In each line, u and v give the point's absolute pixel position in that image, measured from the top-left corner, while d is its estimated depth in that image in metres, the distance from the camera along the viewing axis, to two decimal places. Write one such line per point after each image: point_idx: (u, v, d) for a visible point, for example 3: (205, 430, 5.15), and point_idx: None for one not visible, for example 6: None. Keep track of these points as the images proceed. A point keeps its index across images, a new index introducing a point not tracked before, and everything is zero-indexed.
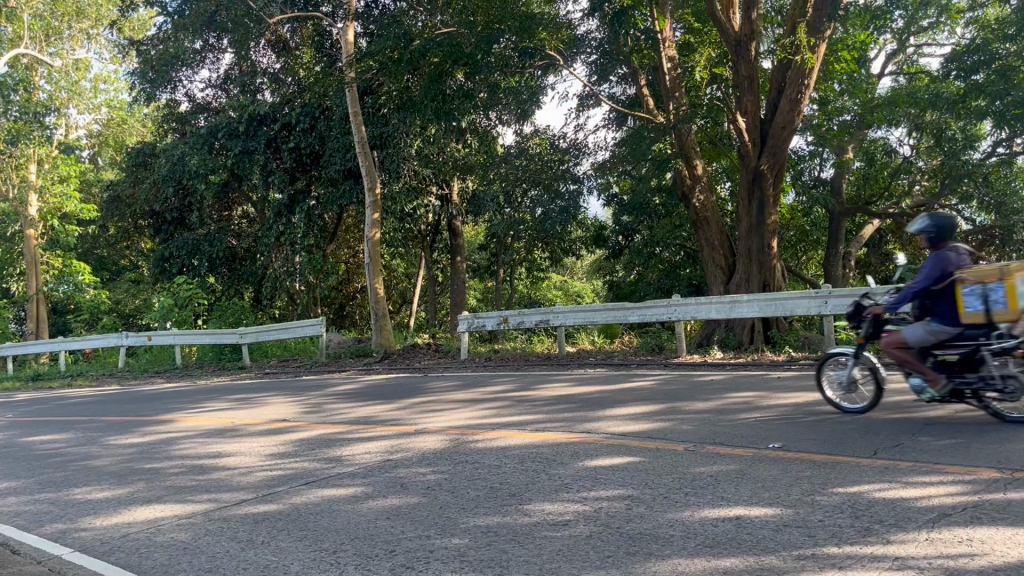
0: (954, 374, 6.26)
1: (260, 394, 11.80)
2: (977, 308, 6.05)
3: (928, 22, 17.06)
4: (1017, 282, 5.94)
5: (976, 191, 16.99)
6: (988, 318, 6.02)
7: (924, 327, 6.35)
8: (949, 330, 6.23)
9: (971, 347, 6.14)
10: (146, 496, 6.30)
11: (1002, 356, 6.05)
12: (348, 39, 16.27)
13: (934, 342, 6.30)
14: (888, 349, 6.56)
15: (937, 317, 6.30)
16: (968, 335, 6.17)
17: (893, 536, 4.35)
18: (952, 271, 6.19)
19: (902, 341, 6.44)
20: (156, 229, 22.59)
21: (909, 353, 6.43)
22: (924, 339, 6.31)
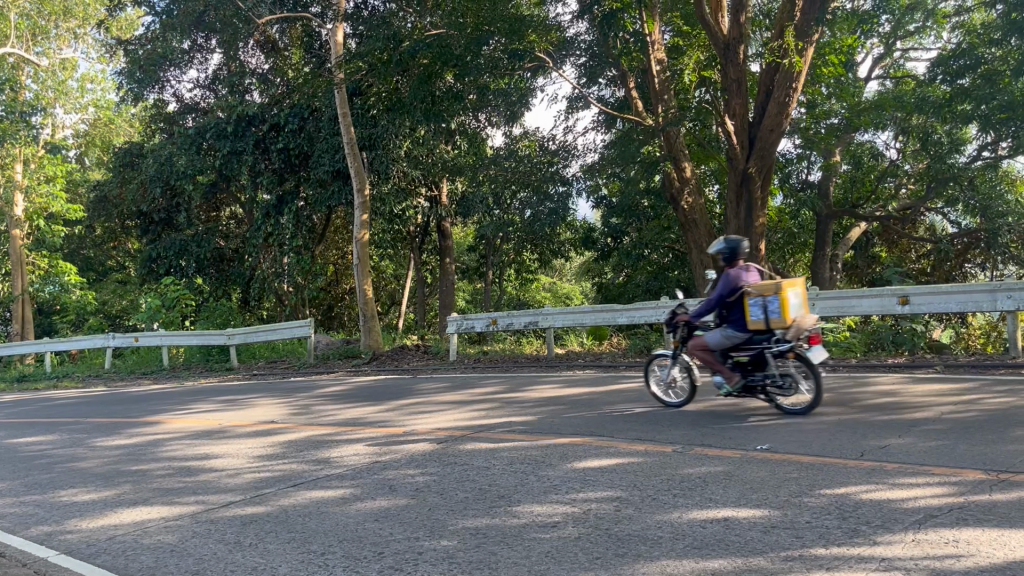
0: (747, 372, 7.56)
1: (247, 395, 11.76)
2: (759, 316, 7.33)
3: (915, 27, 17.17)
4: (789, 296, 7.20)
5: (961, 194, 17.13)
6: (767, 325, 7.30)
7: (722, 332, 7.63)
8: (740, 335, 7.51)
9: (757, 349, 7.42)
10: (133, 498, 6.26)
11: (781, 357, 7.34)
12: (338, 40, 16.25)
13: (730, 344, 7.58)
14: (695, 351, 7.81)
15: (732, 323, 7.57)
16: (756, 339, 7.44)
17: (879, 537, 4.38)
18: (741, 285, 7.46)
19: (706, 344, 7.71)
20: (143, 230, 22.45)
21: (711, 354, 7.70)
22: (720, 342, 7.59)
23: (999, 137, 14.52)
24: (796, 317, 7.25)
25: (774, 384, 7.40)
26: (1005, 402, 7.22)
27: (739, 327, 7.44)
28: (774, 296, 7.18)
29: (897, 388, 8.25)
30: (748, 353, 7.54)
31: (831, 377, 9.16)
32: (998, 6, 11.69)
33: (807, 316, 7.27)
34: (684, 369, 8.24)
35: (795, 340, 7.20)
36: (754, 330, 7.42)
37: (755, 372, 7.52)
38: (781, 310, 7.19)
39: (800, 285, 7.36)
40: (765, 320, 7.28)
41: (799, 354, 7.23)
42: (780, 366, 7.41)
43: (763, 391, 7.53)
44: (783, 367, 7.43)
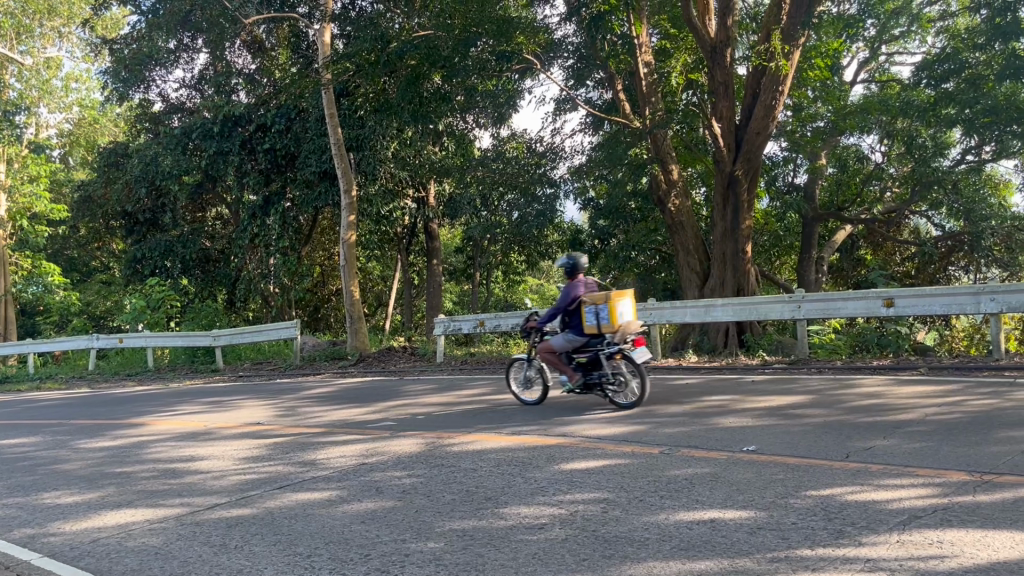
0: (586, 371, 8.49)
1: (233, 397, 11.70)
2: (593, 322, 8.29)
3: (900, 31, 17.30)
4: (617, 304, 8.25)
5: (945, 197, 17.26)
6: (599, 330, 8.28)
7: (564, 337, 8.52)
8: (578, 339, 8.43)
9: (592, 351, 8.39)
10: (117, 500, 6.22)
11: (612, 358, 8.36)
12: (325, 41, 16.19)
13: (571, 348, 8.47)
14: (543, 354, 8.66)
15: (572, 328, 8.47)
16: (592, 342, 8.40)
17: (865, 538, 4.40)
18: (579, 295, 8.41)
19: (551, 347, 8.58)
20: (128, 230, 22.29)
21: (556, 356, 8.58)
22: (562, 345, 8.47)
23: (982, 140, 14.63)
24: (622, 323, 8.31)
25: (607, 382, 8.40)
26: (989, 404, 7.27)
27: (577, 332, 8.36)
28: (603, 305, 8.19)
29: (882, 390, 8.30)
30: (585, 354, 8.49)
31: (817, 379, 9.21)
32: (981, 11, 11.79)
33: (632, 322, 8.34)
34: (538, 370, 9.08)
35: (623, 342, 8.24)
36: (588, 335, 8.38)
37: (592, 371, 8.49)
38: (610, 317, 8.19)
39: (626, 294, 8.42)
40: (597, 326, 8.25)
41: (626, 355, 8.27)
42: (613, 365, 8.42)
43: (599, 388, 8.51)
44: (615, 367, 8.44)
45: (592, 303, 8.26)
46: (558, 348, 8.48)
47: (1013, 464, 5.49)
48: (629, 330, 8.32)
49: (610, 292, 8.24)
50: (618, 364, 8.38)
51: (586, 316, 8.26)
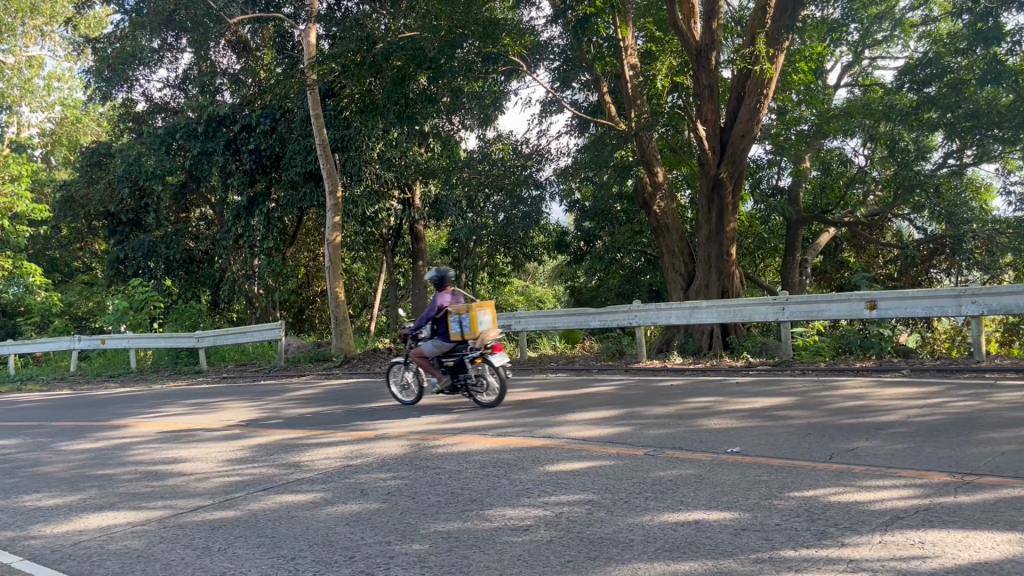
0: (454, 374, 9.17)
1: (215, 399, 11.63)
2: (457, 330, 8.95)
3: (883, 35, 17.44)
4: (478, 314, 8.93)
5: (926, 201, 17.42)
6: (462, 337, 8.94)
7: (433, 343, 9.16)
8: (445, 345, 9.09)
9: (458, 356, 9.06)
10: (99, 502, 6.17)
11: (475, 362, 9.07)
12: (311, 41, 16.13)
13: (439, 353, 9.12)
14: (415, 358, 9.28)
15: (440, 335, 9.12)
16: (458, 348, 9.07)
17: (848, 539, 4.43)
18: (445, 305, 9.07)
19: (422, 353, 9.21)
20: (111, 231, 22.11)
21: (425, 361, 9.22)
22: (430, 351, 9.11)
23: (963, 144, 14.76)
24: (483, 331, 8.98)
25: (472, 383, 9.14)
26: (970, 405, 7.34)
27: (443, 338, 9.01)
28: (464, 313, 8.86)
29: (865, 392, 8.36)
30: (452, 358, 9.17)
31: (800, 381, 9.25)
32: (962, 17, 11.91)
33: (492, 330, 9.05)
34: (414, 372, 9.69)
35: (482, 348, 8.94)
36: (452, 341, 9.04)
37: (458, 373, 9.20)
38: (471, 325, 8.88)
39: (488, 305, 9.12)
40: (460, 333, 8.91)
41: (485, 359, 8.97)
42: (476, 368, 9.16)
43: (465, 388, 9.25)
44: (479, 369, 9.17)
45: (454, 312, 8.91)
46: (427, 354, 9.11)
47: (994, 465, 5.55)
48: (489, 336, 8.99)
49: (472, 302, 8.92)
50: (481, 367, 9.10)
51: (450, 323, 8.90)
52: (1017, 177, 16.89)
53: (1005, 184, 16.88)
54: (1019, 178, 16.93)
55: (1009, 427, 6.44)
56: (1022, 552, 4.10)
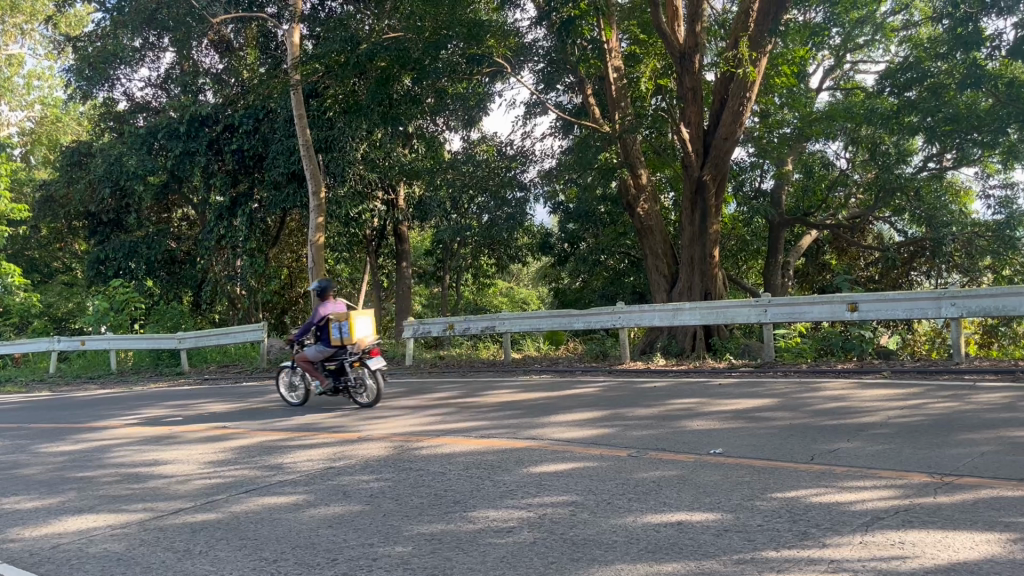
0: (335, 377, 9.73)
1: (197, 400, 11.56)
2: (338, 335, 9.52)
3: (864, 40, 17.57)
4: (356, 321, 9.55)
5: (907, 204, 17.61)
6: (341, 342, 9.53)
7: (316, 347, 9.68)
8: (327, 349, 9.66)
9: (338, 360, 9.63)
10: (78, 505, 6.11)
11: (354, 367, 9.68)
12: (294, 41, 16.03)
13: (322, 357, 9.67)
14: (300, 361, 9.78)
15: (322, 340, 9.67)
16: (338, 353, 9.63)
17: (829, 539, 4.46)
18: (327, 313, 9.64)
19: (306, 356, 9.73)
20: (91, 231, 21.90)
21: (309, 364, 9.75)
22: (314, 355, 9.65)
23: (943, 148, 14.90)
24: (361, 337, 9.63)
25: (352, 385, 9.76)
26: (949, 406, 7.41)
27: (325, 343, 9.56)
28: (344, 321, 9.47)
29: (846, 393, 8.43)
30: (334, 362, 9.74)
31: (782, 383, 9.31)
32: (942, 22, 12.00)
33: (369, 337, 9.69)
34: (300, 375, 10.20)
35: (359, 354, 9.55)
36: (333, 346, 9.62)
37: (340, 376, 9.79)
38: (351, 332, 9.49)
39: (366, 314, 9.75)
40: (340, 339, 9.49)
41: (363, 363, 9.62)
42: (356, 372, 9.75)
43: (345, 390, 9.83)
44: (358, 374, 9.77)
45: (334, 319, 9.50)
46: (311, 358, 9.64)
47: (973, 466, 5.60)
48: (366, 343, 9.63)
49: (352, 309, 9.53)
50: (360, 370, 9.73)
51: (331, 330, 9.47)
52: (996, 180, 17.08)
53: (984, 187, 17.06)
54: (998, 182, 17.12)
55: (987, 428, 6.51)
56: (1000, 552, 4.14)
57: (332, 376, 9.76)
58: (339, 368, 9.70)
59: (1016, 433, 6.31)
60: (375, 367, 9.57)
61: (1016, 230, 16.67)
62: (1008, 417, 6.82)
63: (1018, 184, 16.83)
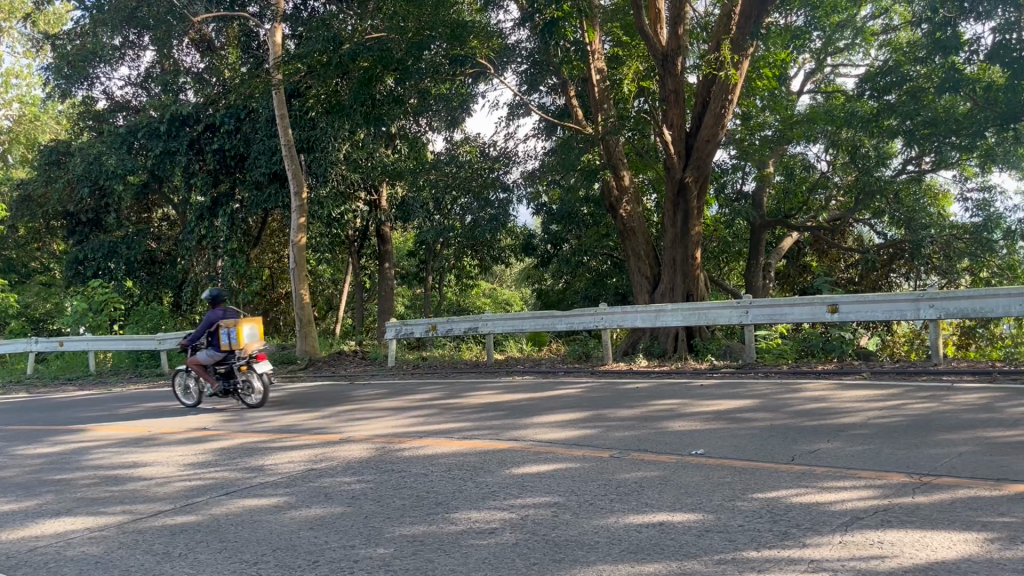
0: (226, 379, 10.35)
1: (176, 401, 11.48)
2: (227, 340, 10.17)
3: (844, 43, 17.71)
4: (244, 328, 10.24)
5: (886, 206, 17.80)
6: (231, 348, 10.18)
7: (208, 351, 10.30)
8: (218, 353, 10.29)
9: (227, 363, 10.28)
10: (56, 508, 6.04)
11: (242, 370, 10.33)
12: (276, 41, 15.89)
13: (213, 360, 10.29)
14: (192, 365, 10.36)
15: (213, 345, 10.30)
16: (227, 357, 10.27)
17: (809, 539, 4.49)
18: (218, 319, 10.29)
19: (198, 360, 10.33)
20: (70, 231, 21.65)
21: (201, 367, 10.36)
22: (205, 358, 10.27)
23: (921, 151, 15.05)
24: (248, 343, 10.30)
25: (239, 387, 10.38)
26: (927, 407, 7.48)
27: (215, 348, 10.19)
28: (233, 328, 10.15)
29: (826, 394, 8.49)
30: (223, 366, 10.37)
31: (764, 383, 9.37)
32: (921, 26, 12.12)
33: (257, 342, 10.36)
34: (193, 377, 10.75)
35: (246, 358, 10.21)
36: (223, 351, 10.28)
37: (230, 379, 10.41)
38: (239, 337, 10.17)
39: (255, 322, 10.44)
40: (229, 344, 10.15)
41: (250, 367, 10.29)
42: (243, 375, 10.40)
43: (234, 392, 10.45)
44: (246, 377, 10.41)
45: (223, 325, 10.16)
46: (203, 361, 10.25)
47: (950, 466, 5.66)
48: (254, 348, 10.31)
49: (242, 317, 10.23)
50: (248, 374, 10.37)
51: (221, 336, 10.12)
52: (973, 183, 17.28)
53: (962, 190, 17.26)
54: (975, 185, 17.32)
55: (964, 429, 6.58)
56: (978, 552, 4.18)
57: (222, 378, 10.38)
58: (227, 371, 10.33)
59: (992, 434, 6.38)
60: (261, 370, 10.23)
61: (993, 232, 16.87)
62: (985, 418, 6.89)
63: (995, 187, 17.03)
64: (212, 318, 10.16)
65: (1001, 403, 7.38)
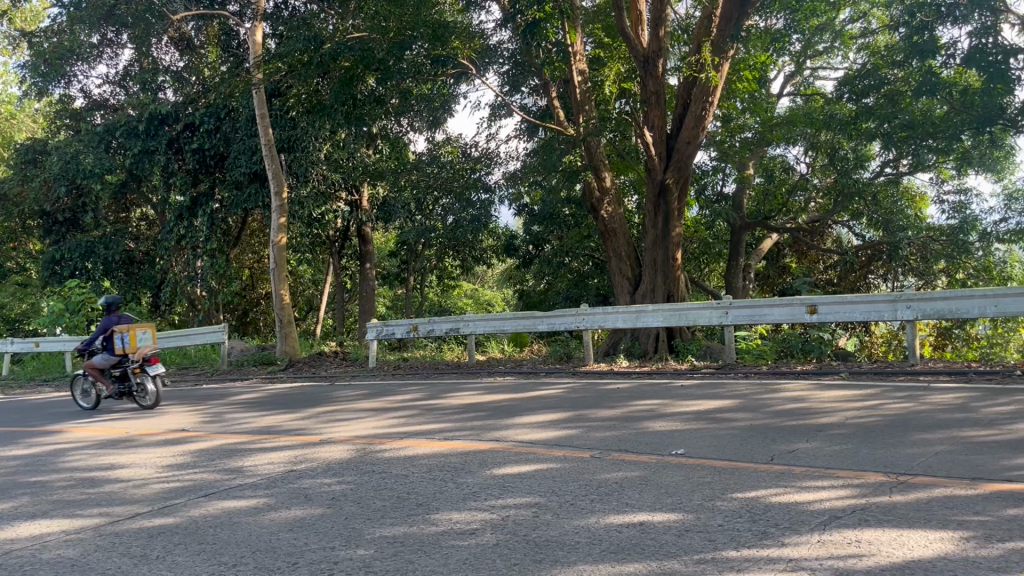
0: (120, 382, 10.74)
1: (154, 402, 11.40)
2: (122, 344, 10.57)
3: (823, 47, 17.85)
4: (137, 333, 10.65)
5: (865, 209, 17.98)
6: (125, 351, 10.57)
7: (104, 355, 10.68)
8: (112, 357, 10.68)
9: (122, 366, 10.67)
10: (31, 510, 5.98)
11: (137, 373, 10.74)
12: (257, 40, 15.78)
13: (108, 364, 10.67)
14: (89, 368, 10.72)
15: (107, 350, 10.68)
16: (122, 360, 10.66)
17: (788, 539, 4.52)
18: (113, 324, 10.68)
19: (93, 364, 10.70)
20: (46, 231, 21.38)
21: (98, 371, 10.74)
22: (102, 362, 10.64)
23: (899, 154, 15.18)
24: (141, 347, 10.70)
25: (135, 390, 10.77)
26: (904, 407, 7.56)
27: (109, 352, 10.58)
28: (126, 332, 10.56)
29: (805, 394, 8.55)
30: (118, 369, 10.77)
31: (743, 384, 9.42)
32: (899, 31, 12.25)
33: (151, 346, 10.78)
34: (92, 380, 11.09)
35: (140, 361, 10.61)
36: (118, 355, 10.69)
37: (124, 381, 10.80)
38: (131, 343, 10.58)
39: (149, 327, 10.85)
40: (122, 349, 10.54)
41: (143, 370, 10.70)
42: (138, 377, 10.80)
43: (129, 394, 10.83)
44: (141, 379, 10.81)
45: (119, 330, 10.57)
46: (97, 365, 10.61)
47: (927, 465, 5.72)
48: (147, 351, 10.72)
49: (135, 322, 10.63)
50: (142, 376, 10.77)
51: (115, 340, 10.53)
52: (950, 186, 17.47)
53: (938, 193, 17.45)
54: (952, 187, 17.51)
55: (940, 428, 6.65)
56: (954, 550, 4.23)
57: (117, 381, 10.75)
58: (123, 373, 10.71)
59: (967, 433, 6.46)
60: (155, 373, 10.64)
61: (969, 234, 17.04)
62: (961, 418, 6.98)
63: (971, 190, 17.22)
64: (107, 323, 10.55)
65: (976, 403, 7.48)
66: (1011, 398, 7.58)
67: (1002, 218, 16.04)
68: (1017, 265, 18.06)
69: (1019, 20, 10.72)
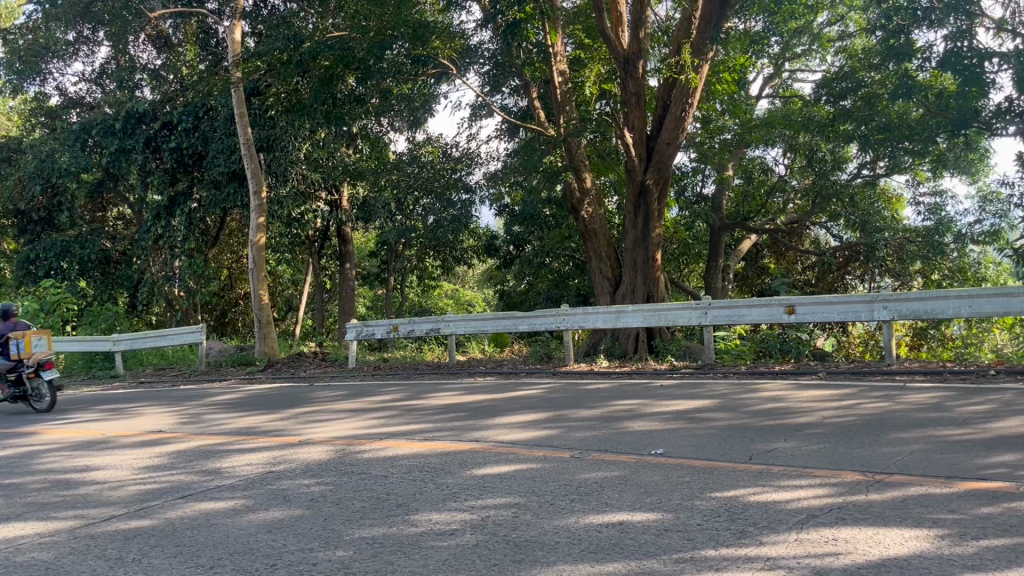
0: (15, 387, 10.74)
1: (129, 403, 11.27)
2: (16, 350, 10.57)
3: (802, 49, 17.98)
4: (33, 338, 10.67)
5: (842, 210, 18.16)
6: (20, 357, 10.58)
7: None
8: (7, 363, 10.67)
9: (17, 372, 10.67)
10: (4, 513, 5.89)
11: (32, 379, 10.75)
12: (235, 38, 15.65)
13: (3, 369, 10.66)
14: None
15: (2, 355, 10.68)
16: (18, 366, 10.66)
17: (766, 537, 4.55)
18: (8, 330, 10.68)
19: None
20: (20, 230, 21.09)
21: None
22: None
23: (875, 155, 15.31)
24: (36, 353, 10.71)
25: (31, 394, 10.77)
26: (880, 406, 7.63)
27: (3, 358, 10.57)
28: (20, 337, 10.57)
29: (783, 394, 8.61)
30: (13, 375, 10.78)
31: (722, 384, 9.47)
32: (876, 33, 12.36)
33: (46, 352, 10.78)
34: None
35: (35, 366, 10.62)
36: (13, 360, 10.67)
37: (19, 386, 10.80)
38: (25, 348, 10.59)
39: (44, 333, 10.87)
40: (15, 354, 10.54)
41: (37, 374, 10.69)
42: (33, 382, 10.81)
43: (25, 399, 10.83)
44: (36, 384, 10.83)
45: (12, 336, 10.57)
46: None
47: (903, 464, 5.78)
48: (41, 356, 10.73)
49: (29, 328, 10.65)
50: (37, 381, 10.77)
51: (8, 345, 10.53)
52: (926, 188, 17.66)
53: (914, 194, 17.64)
54: (927, 189, 17.71)
55: (915, 428, 6.73)
56: (929, 548, 4.28)
57: (13, 386, 10.75)
58: (18, 378, 10.72)
59: (942, 433, 6.53)
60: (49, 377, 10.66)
61: (944, 236, 17.23)
62: (936, 417, 7.05)
63: (946, 192, 17.41)
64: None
65: (951, 403, 7.56)
66: (985, 398, 7.66)
67: (977, 220, 16.21)
68: (991, 266, 18.28)
69: (993, 24, 10.84)
